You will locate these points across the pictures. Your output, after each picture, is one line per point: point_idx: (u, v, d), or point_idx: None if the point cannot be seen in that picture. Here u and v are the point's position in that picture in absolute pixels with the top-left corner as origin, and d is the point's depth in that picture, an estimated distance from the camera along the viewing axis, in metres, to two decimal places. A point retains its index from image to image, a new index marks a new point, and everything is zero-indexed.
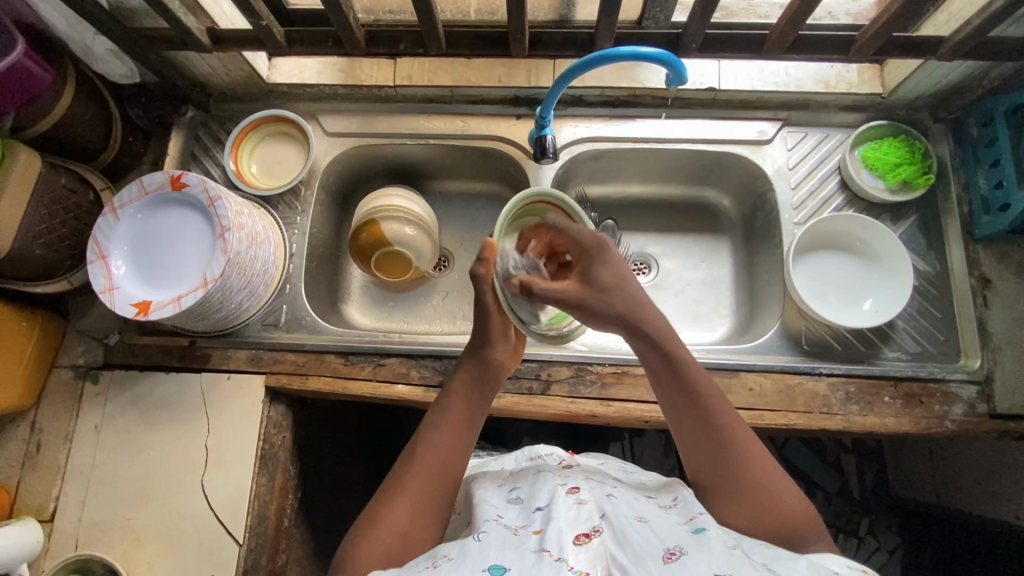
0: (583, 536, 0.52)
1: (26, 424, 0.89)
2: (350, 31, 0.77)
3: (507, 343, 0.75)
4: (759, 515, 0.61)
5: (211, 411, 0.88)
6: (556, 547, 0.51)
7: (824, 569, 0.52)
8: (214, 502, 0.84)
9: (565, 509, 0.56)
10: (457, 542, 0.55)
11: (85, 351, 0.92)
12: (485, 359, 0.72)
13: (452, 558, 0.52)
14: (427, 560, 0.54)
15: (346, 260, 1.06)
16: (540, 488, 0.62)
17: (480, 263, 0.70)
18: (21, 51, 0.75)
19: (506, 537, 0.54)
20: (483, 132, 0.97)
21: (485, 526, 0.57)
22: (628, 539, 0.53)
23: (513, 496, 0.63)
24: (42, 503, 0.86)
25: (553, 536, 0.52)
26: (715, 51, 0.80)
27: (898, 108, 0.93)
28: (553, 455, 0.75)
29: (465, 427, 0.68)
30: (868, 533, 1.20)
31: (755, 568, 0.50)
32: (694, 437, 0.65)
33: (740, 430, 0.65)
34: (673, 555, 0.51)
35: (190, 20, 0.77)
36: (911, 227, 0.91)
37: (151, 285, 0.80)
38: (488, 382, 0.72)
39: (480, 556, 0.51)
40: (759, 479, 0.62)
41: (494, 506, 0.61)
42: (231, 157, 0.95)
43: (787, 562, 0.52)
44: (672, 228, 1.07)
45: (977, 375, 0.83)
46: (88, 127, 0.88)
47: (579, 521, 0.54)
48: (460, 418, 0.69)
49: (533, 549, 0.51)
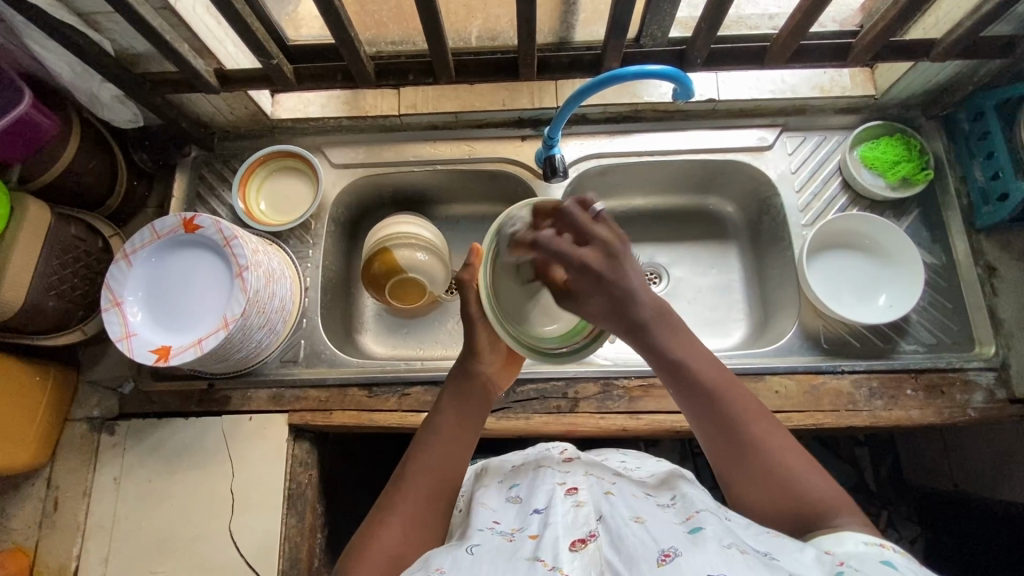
0: (579, 542, 0.51)
1: (42, 481, 0.86)
2: (361, 64, 0.78)
3: (499, 356, 0.73)
4: (780, 496, 0.59)
5: (233, 454, 0.86)
6: (550, 556, 0.49)
7: (828, 558, 0.49)
8: (244, 547, 0.82)
9: (562, 513, 0.55)
10: (448, 553, 0.53)
11: (99, 402, 0.90)
12: (472, 374, 0.72)
13: (444, 570, 0.49)
14: (421, 571, 0.51)
15: (357, 290, 1.05)
16: (538, 487, 0.61)
17: (466, 268, 0.77)
18: (29, 103, 0.74)
19: (502, 544, 0.53)
20: (489, 155, 0.98)
21: (479, 534, 0.55)
22: (624, 542, 0.49)
23: (511, 496, 0.62)
24: (64, 562, 0.83)
25: (548, 544, 0.51)
26: (718, 65, 0.83)
27: (890, 109, 0.96)
28: (555, 447, 0.71)
29: (454, 445, 0.66)
30: (889, 525, 1.18)
31: (754, 566, 0.45)
32: (709, 431, 0.63)
33: (750, 417, 0.62)
34: (667, 557, 0.47)
35: (198, 62, 0.78)
36: (914, 222, 0.93)
37: (150, 320, 0.79)
38: (475, 396, 0.71)
39: (471, 565, 0.49)
40: (771, 459, 0.60)
41: (491, 511, 0.60)
42: (239, 196, 0.95)
43: (792, 552, 0.49)
44: (680, 237, 1.08)
45: (993, 362, 0.85)
46: (94, 173, 0.87)
47: (575, 526, 0.53)
48: (452, 432, 0.67)
49: (527, 557, 0.50)
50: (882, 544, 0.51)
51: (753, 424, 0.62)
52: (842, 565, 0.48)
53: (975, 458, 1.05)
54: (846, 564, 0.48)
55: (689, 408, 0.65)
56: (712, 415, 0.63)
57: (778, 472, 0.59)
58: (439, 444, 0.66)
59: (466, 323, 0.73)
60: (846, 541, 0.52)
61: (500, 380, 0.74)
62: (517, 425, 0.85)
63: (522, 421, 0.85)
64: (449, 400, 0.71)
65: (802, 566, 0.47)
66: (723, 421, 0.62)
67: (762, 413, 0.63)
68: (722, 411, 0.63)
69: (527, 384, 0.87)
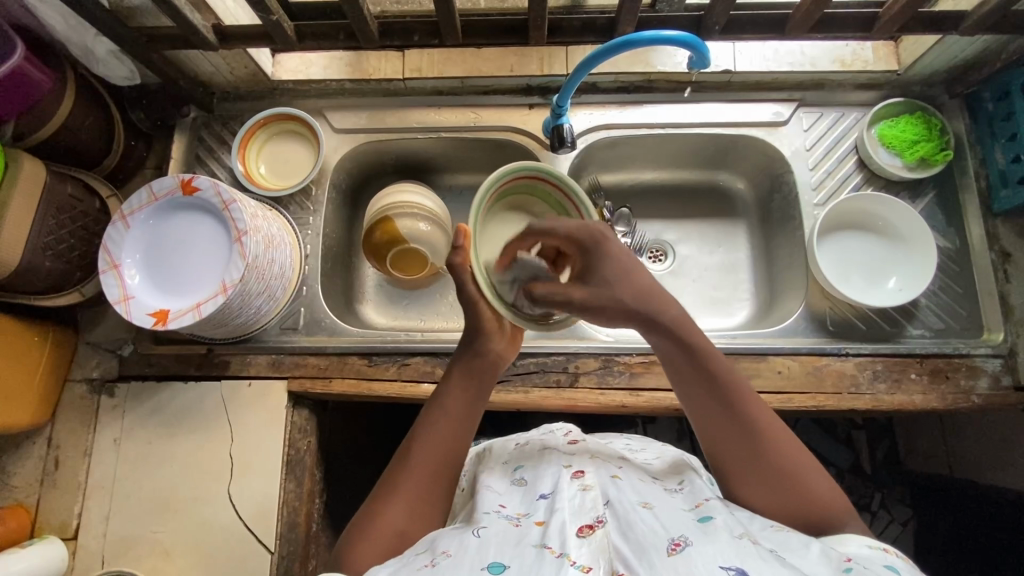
0: (586, 528, 0.50)
1: (42, 441, 0.87)
2: (364, 23, 0.75)
3: (505, 332, 0.71)
4: (782, 493, 0.58)
5: (232, 418, 0.86)
6: (557, 543, 0.49)
7: (836, 553, 0.49)
8: (242, 510, 0.83)
9: (568, 498, 0.54)
10: (456, 535, 0.53)
11: (99, 363, 0.90)
12: (480, 351, 0.70)
13: (451, 554, 0.50)
14: (427, 555, 0.52)
15: (358, 259, 1.04)
16: (544, 472, 0.60)
17: (454, 251, 0.69)
18: (21, 56, 0.72)
19: (508, 530, 0.52)
20: (496, 123, 0.95)
21: (485, 519, 0.55)
22: (634, 529, 0.50)
23: (517, 479, 0.62)
24: (64, 520, 0.84)
25: (555, 530, 0.51)
26: (737, 32, 0.79)
27: (913, 85, 0.93)
28: (559, 430, 0.71)
29: (461, 423, 0.66)
30: (880, 507, 1.20)
31: (765, 559, 0.46)
32: (717, 429, 0.61)
33: (762, 414, 0.61)
34: (678, 546, 0.48)
35: (195, 16, 0.75)
36: (929, 204, 0.91)
37: (154, 292, 0.78)
38: (481, 374, 0.69)
39: (479, 552, 0.49)
40: (791, 466, 0.59)
41: (496, 495, 0.59)
42: (239, 158, 0.92)
43: (797, 550, 0.49)
44: (687, 213, 1.06)
45: (1001, 349, 0.84)
46: (90, 131, 0.85)
47: (582, 512, 0.52)
48: (456, 413, 0.66)
49: (534, 544, 0.49)
50: (887, 549, 0.51)
51: (762, 425, 0.60)
52: (849, 560, 0.48)
53: (973, 444, 1.05)
54: (853, 561, 0.48)
55: (698, 396, 0.62)
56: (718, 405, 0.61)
57: (783, 473, 0.58)
58: (443, 424, 0.65)
59: (467, 303, 0.70)
60: (850, 543, 0.52)
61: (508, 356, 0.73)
62: (516, 398, 0.85)
63: (521, 394, 0.85)
64: (455, 376, 0.69)
65: (808, 565, 0.47)
66: (729, 415, 0.61)
67: (766, 410, 0.61)
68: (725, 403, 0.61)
69: (527, 358, 0.87)
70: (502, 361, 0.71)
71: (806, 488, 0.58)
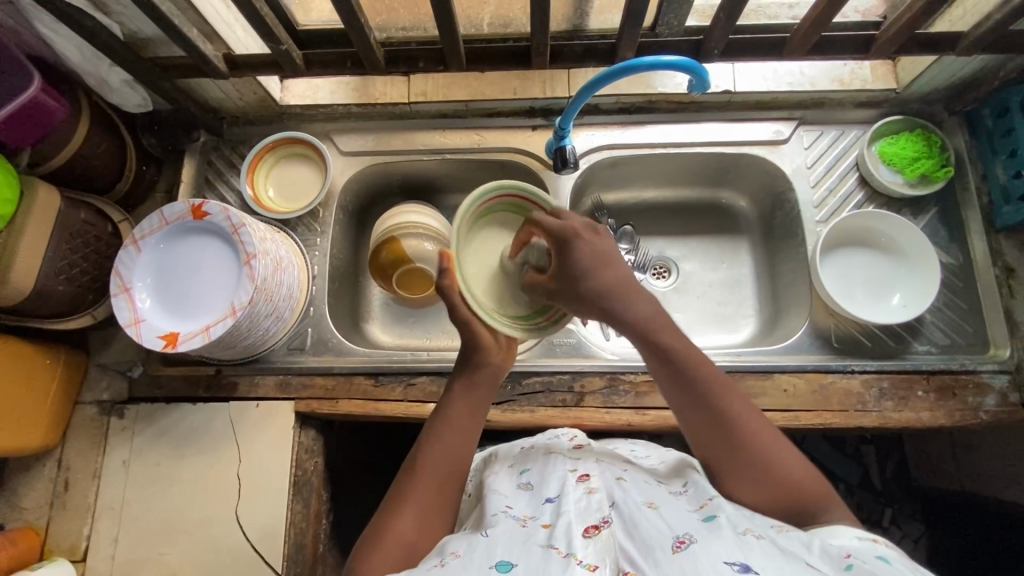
0: (592, 528, 0.50)
1: (52, 463, 0.88)
2: (371, 52, 0.77)
3: (503, 346, 0.70)
4: (759, 478, 0.58)
5: (240, 439, 0.87)
6: (564, 543, 0.49)
7: (835, 550, 0.48)
8: (250, 532, 0.83)
9: (574, 501, 0.54)
10: (465, 538, 0.53)
11: (109, 385, 0.91)
12: (483, 364, 0.69)
13: (460, 555, 0.50)
14: (436, 556, 0.52)
15: (365, 279, 1.05)
16: (550, 475, 0.60)
17: (442, 275, 0.67)
18: (37, 87, 0.74)
19: (515, 531, 0.52)
20: (500, 145, 0.97)
21: (494, 520, 0.55)
22: (639, 529, 0.50)
23: (523, 482, 0.62)
24: (73, 543, 0.85)
25: (561, 532, 0.51)
26: (737, 56, 0.80)
27: (912, 102, 0.94)
28: (564, 435, 0.72)
29: (466, 436, 0.66)
30: (891, 523, 1.18)
31: (768, 555, 0.46)
32: (700, 427, 0.62)
33: (745, 409, 0.61)
34: (683, 543, 0.48)
35: (207, 47, 0.77)
36: (932, 220, 0.91)
37: (168, 310, 0.80)
38: (488, 386, 0.69)
39: (487, 553, 0.49)
40: (773, 457, 0.59)
41: (504, 496, 0.60)
42: (248, 182, 0.94)
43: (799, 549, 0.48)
44: (691, 230, 1.07)
45: (1007, 365, 0.84)
46: (103, 158, 0.87)
47: (588, 513, 0.52)
48: (463, 426, 0.66)
49: (541, 544, 0.49)
50: (877, 539, 0.51)
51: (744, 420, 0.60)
52: (848, 555, 0.48)
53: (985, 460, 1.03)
54: (851, 556, 0.48)
55: (683, 398, 0.62)
56: (696, 395, 0.62)
57: (760, 462, 0.58)
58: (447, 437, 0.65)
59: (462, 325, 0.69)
60: (840, 534, 0.53)
61: (510, 365, 0.72)
62: (522, 418, 0.85)
63: (527, 414, 0.85)
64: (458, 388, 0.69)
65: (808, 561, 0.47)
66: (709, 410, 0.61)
67: (745, 401, 0.62)
68: (707, 392, 0.62)
69: (533, 377, 0.87)
70: (502, 372, 0.70)
71: (785, 469, 0.58)
